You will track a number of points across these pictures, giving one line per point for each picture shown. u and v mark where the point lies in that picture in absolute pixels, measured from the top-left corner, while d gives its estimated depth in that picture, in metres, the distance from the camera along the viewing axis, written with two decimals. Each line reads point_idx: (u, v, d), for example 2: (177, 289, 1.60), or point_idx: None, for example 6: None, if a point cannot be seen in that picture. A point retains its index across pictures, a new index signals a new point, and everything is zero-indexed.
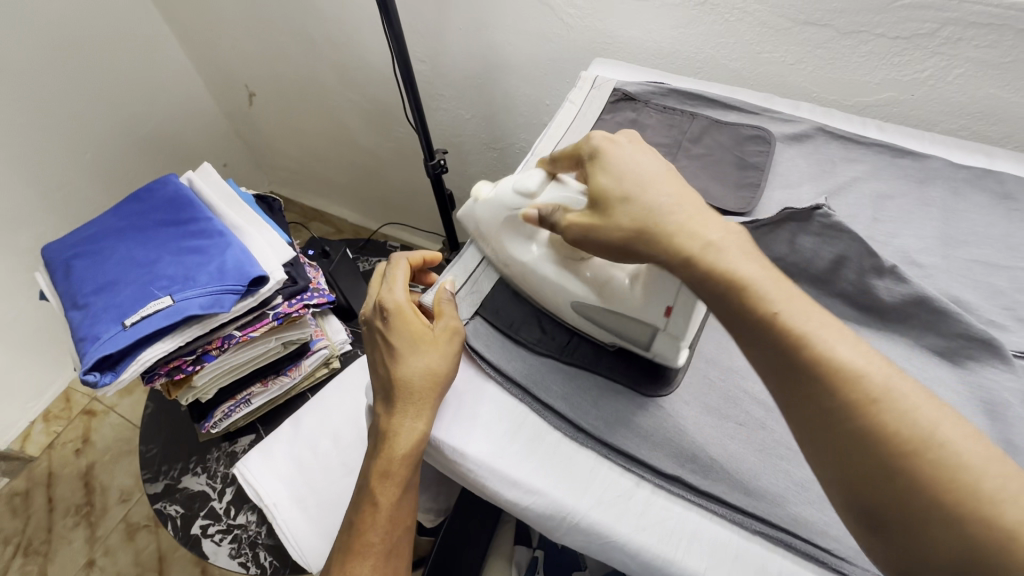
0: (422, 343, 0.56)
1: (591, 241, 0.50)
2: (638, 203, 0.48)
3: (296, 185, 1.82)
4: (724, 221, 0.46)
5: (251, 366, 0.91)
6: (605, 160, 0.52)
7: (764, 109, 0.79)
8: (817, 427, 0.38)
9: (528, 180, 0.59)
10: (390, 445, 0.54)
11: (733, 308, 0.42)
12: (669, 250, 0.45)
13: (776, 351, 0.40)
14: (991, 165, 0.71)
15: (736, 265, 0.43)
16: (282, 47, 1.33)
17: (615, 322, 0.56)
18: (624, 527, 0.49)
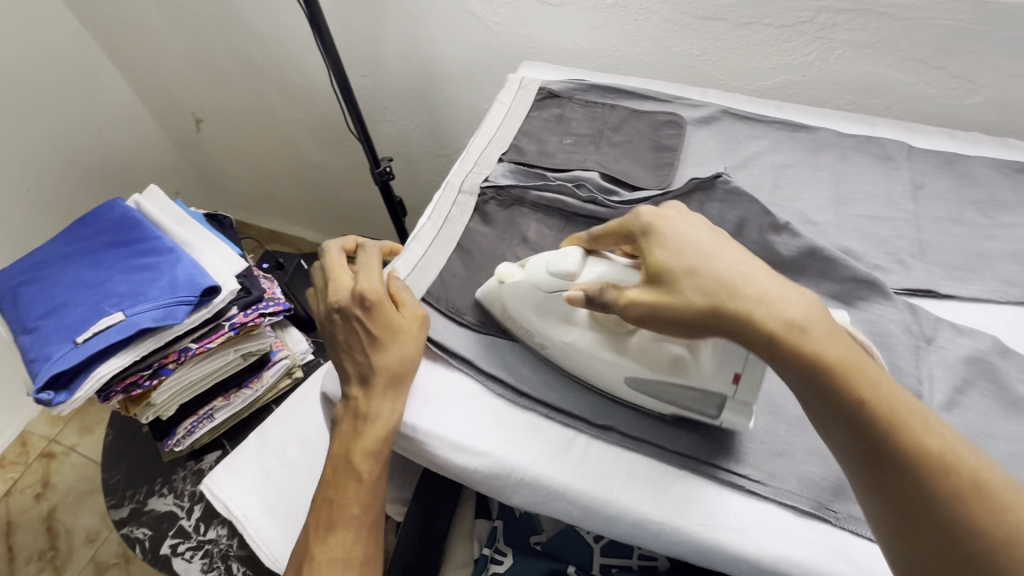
0: (399, 332, 0.58)
1: (661, 320, 0.45)
2: (709, 275, 0.44)
3: (251, 208, 1.82)
4: (800, 293, 0.43)
5: (211, 380, 0.92)
6: (661, 236, 0.48)
7: (676, 98, 0.86)
8: (904, 518, 0.37)
9: (563, 257, 0.55)
10: (371, 428, 0.56)
11: (821, 396, 0.40)
12: (749, 334, 0.41)
13: (857, 432, 0.39)
14: (874, 132, 0.80)
15: (824, 349, 0.40)
16: (227, 71, 1.36)
17: (673, 392, 0.54)
18: (565, 475, 0.54)
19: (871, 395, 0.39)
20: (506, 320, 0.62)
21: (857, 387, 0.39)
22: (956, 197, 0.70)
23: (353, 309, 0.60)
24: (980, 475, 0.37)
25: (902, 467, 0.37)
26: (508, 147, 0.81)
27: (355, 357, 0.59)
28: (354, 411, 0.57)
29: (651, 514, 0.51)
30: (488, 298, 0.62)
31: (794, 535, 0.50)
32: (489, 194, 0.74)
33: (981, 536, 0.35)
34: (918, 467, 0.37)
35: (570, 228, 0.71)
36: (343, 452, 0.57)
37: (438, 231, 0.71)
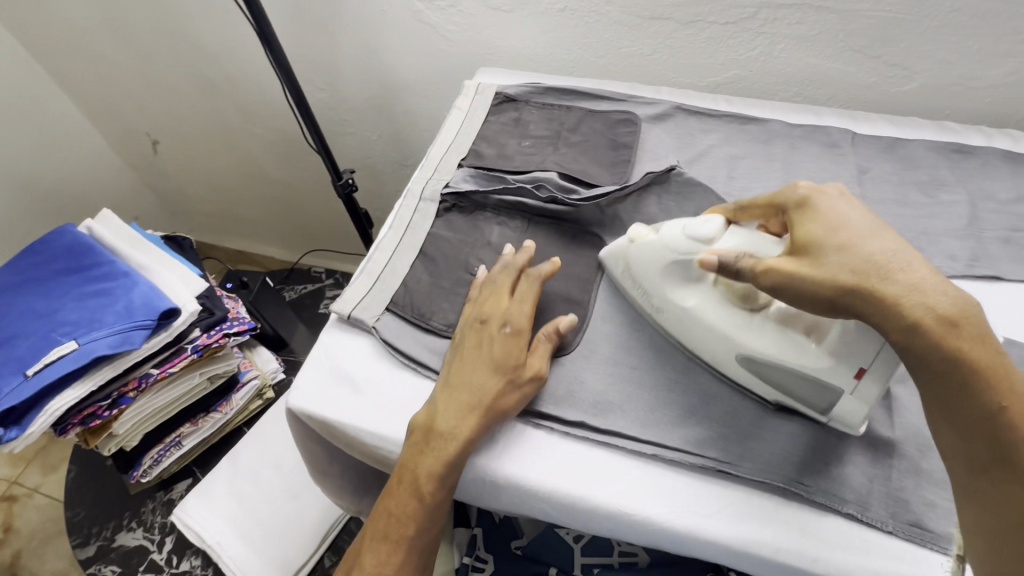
0: (516, 373, 0.55)
1: (790, 290, 0.46)
2: (857, 256, 0.43)
3: (215, 229, 1.78)
4: (955, 289, 0.41)
5: (177, 407, 0.89)
6: (817, 212, 0.48)
7: (631, 96, 0.88)
8: (1007, 514, 0.37)
9: (704, 223, 0.54)
10: (447, 450, 0.52)
11: (948, 389, 0.39)
12: (886, 316, 0.41)
13: (979, 425, 0.38)
14: (820, 121, 0.82)
15: (970, 347, 0.39)
16: (181, 91, 1.33)
17: (790, 379, 0.52)
18: (537, 474, 0.53)
19: (1011, 399, 0.38)
20: (629, 285, 0.61)
21: (994, 389, 0.38)
22: (899, 179, 0.73)
23: (475, 321, 0.58)
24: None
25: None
26: (468, 152, 0.81)
27: (455, 370, 0.56)
28: (426, 424, 0.54)
29: (621, 507, 0.51)
30: (612, 257, 0.63)
31: (763, 514, 0.50)
32: (449, 201, 0.74)
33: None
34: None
35: (533, 229, 0.71)
36: (410, 467, 0.53)
37: (401, 240, 0.70)
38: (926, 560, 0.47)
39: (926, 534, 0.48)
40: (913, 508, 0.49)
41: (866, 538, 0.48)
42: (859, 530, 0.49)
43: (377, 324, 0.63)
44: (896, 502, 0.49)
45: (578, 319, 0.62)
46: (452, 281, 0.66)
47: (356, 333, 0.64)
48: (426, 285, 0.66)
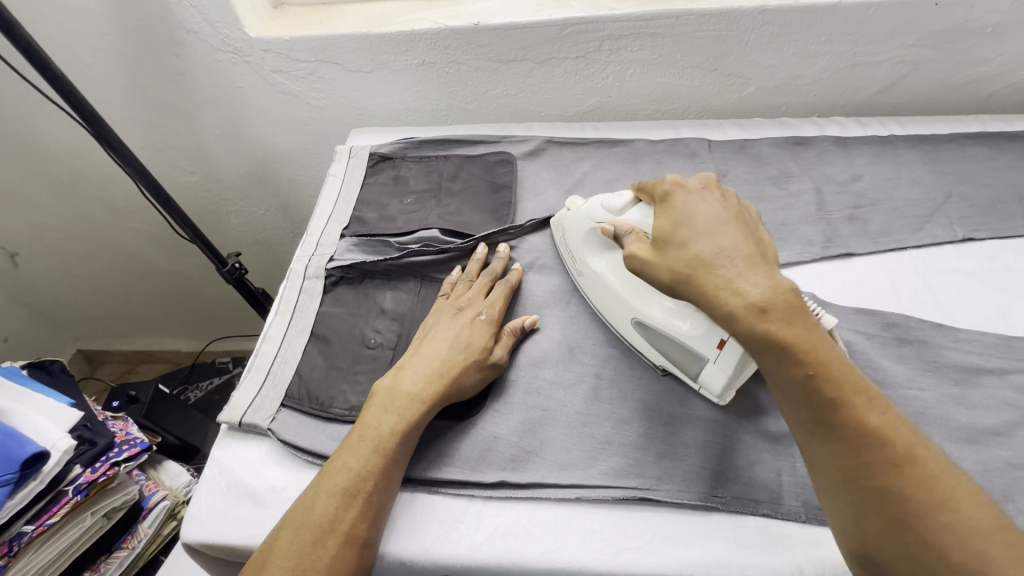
0: (482, 354, 0.58)
1: (645, 278, 0.50)
2: (689, 253, 0.46)
3: (103, 334, 1.61)
4: (769, 275, 0.44)
5: (67, 558, 0.78)
6: (670, 207, 0.51)
7: (503, 137, 0.90)
8: (836, 469, 0.42)
9: (620, 196, 0.60)
10: (410, 410, 0.54)
11: (779, 360, 0.42)
12: (713, 301, 0.44)
13: (803, 397, 0.42)
14: (678, 135, 0.89)
15: (779, 331, 0.42)
16: (32, 200, 1.20)
17: (667, 342, 0.57)
18: (464, 547, 0.51)
19: (822, 368, 0.42)
20: (563, 245, 0.68)
21: (803, 361, 0.42)
22: (755, 176, 0.80)
23: (452, 308, 0.62)
24: (912, 451, 0.40)
25: (841, 431, 0.41)
26: (349, 220, 0.78)
27: (426, 345, 0.59)
28: (390, 391, 0.55)
29: (555, 562, 0.50)
30: (556, 226, 0.71)
31: (688, 533, 0.51)
32: (336, 274, 0.70)
33: (899, 499, 0.39)
34: (854, 434, 0.41)
35: (427, 288, 0.69)
36: (372, 430, 0.52)
37: (288, 330, 0.66)
38: None
39: None
40: None
41: (785, 532, 0.50)
42: (780, 526, 0.51)
43: (273, 425, 0.58)
44: (802, 489, 0.52)
45: None
46: (349, 360, 0.63)
47: (252, 439, 0.59)
48: (323, 371, 0.62)
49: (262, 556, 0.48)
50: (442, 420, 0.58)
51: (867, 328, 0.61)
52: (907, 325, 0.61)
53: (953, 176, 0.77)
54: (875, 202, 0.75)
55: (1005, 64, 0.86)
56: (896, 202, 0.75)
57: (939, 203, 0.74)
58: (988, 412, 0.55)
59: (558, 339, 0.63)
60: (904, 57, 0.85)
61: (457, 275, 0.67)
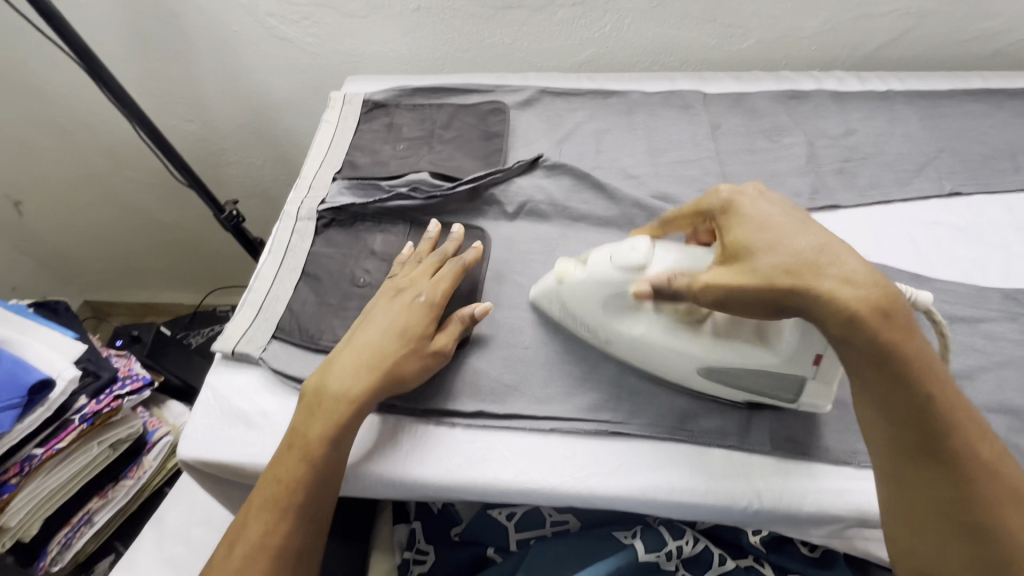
0: (419, 346, 0.55)
1: (732, 305, 0.46)
2: (790, 254, 0.44)
3: (104, 285, 1.62)
4: (879, 281, 0.43)
5: (76, 483, 0.83)
6: (744, 214, 0.49)
7: (498, 86, 0.89)
8: (941, 498, 0.40)
9: (631, 250, 0.53)
10: (345, 401, 0.52)
11: (896, 374, 0.41)
12: (826, 309, 0.42)
13: (910, 415, 0.41)
14: (674, 87, 0.88)
15: (906, 342, 0.41)
16: (34, 146, 1.21)
17: (755, 380, 0.52)
18: (442, 470, 0.54)
19: (936, 388, 0.41)
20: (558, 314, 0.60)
21: (921, 380, 0.41)
22: (748, 129, 0.79)
23: (393, 289, 0.60)
24: (1016, 488, 0.40)
25: (951, 459, 0.40)
26: (342, 164, 0.79)
27: (361, 332, 0.56)
28: (317, 387, 0.54)
29: (528, 483, 0.53)
30: (543, 299, 0.61)
31: (657, 460, 0.53)
32: (328, 216, 0.72)
33: (998, 535, 0.39)
34: (966, 460, 0.40)
35: (415, 232, 0.70)
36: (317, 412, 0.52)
37: (280, 267, 0.68)
38: (804, 470, 0.53)
39: (798, 446, 0.53)
40: (785, 425, 0.54)
41: (747, 462, 0.53)
42: (745, 456, 0.53)
43: (265, 354, 0.61)
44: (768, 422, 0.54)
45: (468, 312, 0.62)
46: (338, 297, 0.65)
47: (245, 367, 0.62)
48: (312, 309, 0.65)
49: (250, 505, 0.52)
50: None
51: None
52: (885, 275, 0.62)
53: (948, 132, 0.77)
54: (866, 155, 0.75)
55: (1011, 19, 0.84)
56: (887, 156, 0.74)
57: (930, 157, 0.74)
58: (955, 356, 0.57)
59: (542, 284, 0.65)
60: (907, 10, 0.83)
61: (407, 257, 0.64)
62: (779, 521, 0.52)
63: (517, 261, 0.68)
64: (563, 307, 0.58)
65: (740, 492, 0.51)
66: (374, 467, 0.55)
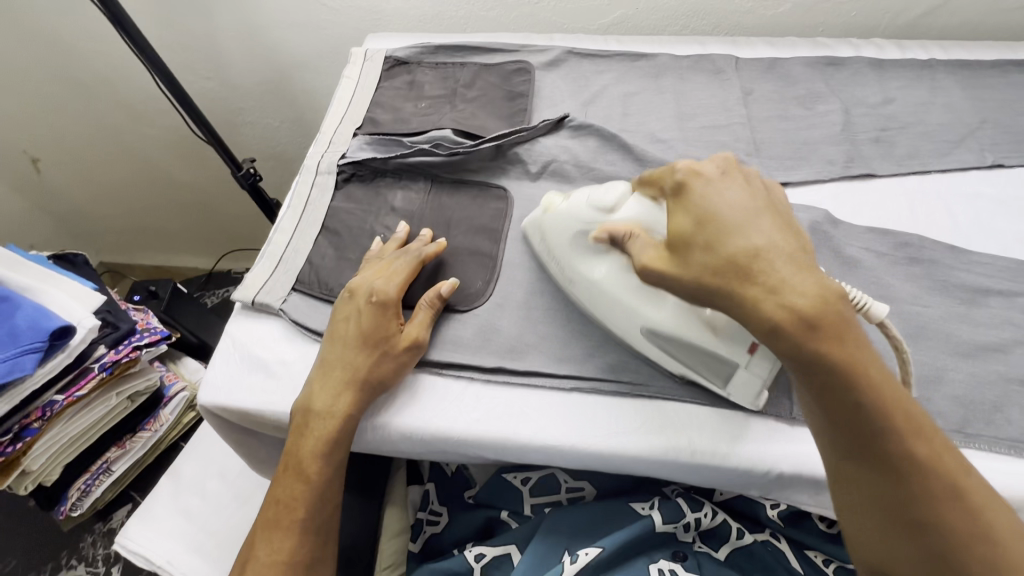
0: (388, 345, 0.53)
1: (656, 284, 0.45)
2: (719, 249, 0.40)
3: (120, 247, 1.63)
4: (811, 276, 0.39)
5: (95, 432, 0.84)
6: (690, 197, 0.44)
7: (523, 46, 0.87)
8: (873, 500, 0.38)
9: (606, 191, 0.54)
10: (330, 415, 0.51)
11: (816, 380, 0.38)
12: (754, 316, 0.39)
13: (837, 420, 0.39)
14: (705, 51, 0.85)
15: (830, 345, 0.38)
16: (51, 101, 1.21)
17: (687, 353, 0.52)
18: (461, 423, 0.54)
19: (866, 393, 0.38)
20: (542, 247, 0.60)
21: (853, 384, 0.38)
22: (781, 95, 0.77)
23: (346, 299, 0.56)
24: (963, 484, 0.37)
25: (883, 462, 0.38)
26: (363, 120, 0.77)
27: (326, 347, 0.54)
28: (303, 408, 0.52)
29: (547, 440, 0.52)
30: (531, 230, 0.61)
31: (677, 420, 0.53)
32: (348, 170, 0.71)
33: (946, 539, 0.36)
34: (901, 463, 0.37)
35: (437, 189, 0.69)
36: (302, 432, 0.51)
37: (300, 220, 0.67)
38: None
39: None
40: None
41: (771, 428, 0.52)
42: (767, 420, 0.53)
43: (284, 305, 0.61)
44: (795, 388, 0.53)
45: (488, 270, 0.62)
46: (359, 252, 0.65)
47: (264, 318, 0.62)
48: (332, 262, 0.64)
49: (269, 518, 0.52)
50: (446, 310, 0.59)
51: (879, 247, 0.61)
52: (920, 246, 0.60)
53: (992, 103, 0.74)
54: (905, 125, 0.72)
55: None
56: (927, 126, 0.72)
57: (972, 128, 0.71)
58: (991, 329, 0.55)
59: None
60: None
61: (372, 257, 0.61)
62: (801, 487, 0.51)
63: None
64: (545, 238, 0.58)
65: (762, 455, 0.51)
66: (393, 422, 0.54)
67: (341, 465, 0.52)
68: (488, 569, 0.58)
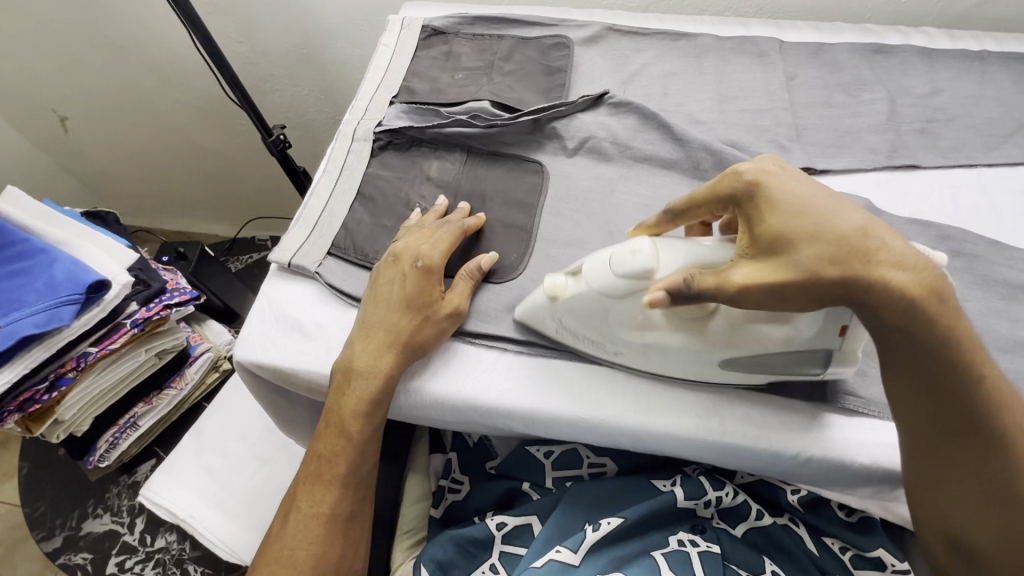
0: (433, 313, 0.54)
1: (772, 302, 0.40)
2: (838, 236, 0.38)
3: (144, 210, 1.65)
4: (918, 257, 0.39)
5: (124, 386, 0.86)
6: (775, 190, 0.41)
7: (563, 21, 0.85)
8: (970, 478, 0.40)
9: (632, 252, 0.45)
10: (376, 373, 0.52)
11: (940, 364, 0.39)
12: (883, 303, 0.38)
13: (950, 406, 0.40)
14: (748, 32, 0.83)
15: (955, 323, 0.38)
16: (81, 60, 1.21)
17: (774, 365, 0.48)
18: (494, 392, 0.54)
19: (978, 370, 0.39)
20: (551, 326, 0.53)
21: (971, 364, 0.39)
22: (825, 82, 0.75)
23: (393, 263, 0.56)
24: None
25: (991, 440, 0.39)
26: (399, 89, 0.77)
27: (372, 310, 0.54)
28: (345, 367, 0.53)
29: (575, 414, 0.53)
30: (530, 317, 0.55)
31: (706, 400, 0.53)
32: (384, 138, 0.70)
33: None
34: (1006, 441, 0.39)
35: (473, 161, 0.69)
36: (346, 394, 0.52)
37: (336, 185, 0.67)
38: (859, 424, 0.52)
39: (857, 401, 0.52)
40: (845, 379, 0.53)
41: (803, 412, 0.52)
42: (798, 405, 0.53)
43: (320, 269, 0.61)
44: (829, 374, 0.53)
45: (523, 244, 0.62)
46: (394, 220, 0.65)
47: (299, 281, 0.62)
48: (367, 229, 0.64)
49: (312, 471, 0.53)
50: (482, 281, 0.59)
51: (920, 239, 0.60)
52: (962, 239, 0.59)
53: None
54: (951, 117, 0.70)
55: None
56: (974, 119, 0.70)
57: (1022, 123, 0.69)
58: None
59: (600, 222, 0.64)
60: None
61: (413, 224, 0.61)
62: (829, 472, 0.52)
63: (576, 199, 0.66)
64: (556, 319, 0.52)
65: (792, 438, 0.51)
66: (427, 391, 0.55)
67: (380, 425, 0.54)
68: (510, 538, 0.58)
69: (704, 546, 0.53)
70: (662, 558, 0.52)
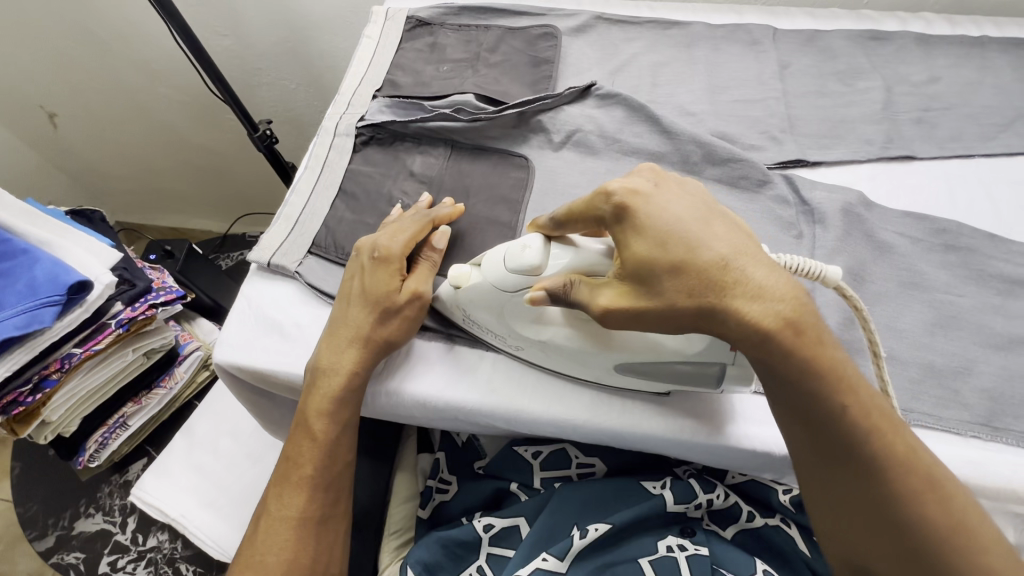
0: (394, 305, 0.52)
1: (643, 325, 0.39)
2: (692, 262, 0.36)
3: (136, 207, 1.63)
4: (779, 280, 0.36)
5: (112, 386, 0.85)
6: (642, 214, 0.39)
7: (550, 10, 0.83)
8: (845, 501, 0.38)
9: (524, 249, 0.45)
10: (343, 372, 0.51)
11: (811, 386, 0.37)
12: (735, 328, 0.36)
13: (819, 430, 0.38)
14: (741, 20, 0.81)
15: (815, 350, 0.36)
16: (66, 55, 1.19)
17: (671, 372, 0.47)
18: (476, 392, 0.53)
19: (847, 394, 0.37)
20: (456, 312, 0.53)
21: (838, 389, 0.37)
22: (820, 70, 0.73)
23: (356, 258, 0.55)
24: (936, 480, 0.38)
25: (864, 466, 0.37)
26: (383, 82, 0.75)
27: (335, 309, 0.54)
28: (314, 366, 0.52)
29: (557, 414, 0.52)
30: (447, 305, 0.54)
31: (692, 401, 0.52)
32: (366, 133, 0.69)
33: (911, 531, 0.37)
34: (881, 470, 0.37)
35: (457, 156, 0.67)
36: (318, 394, 0.51)
37: (316, 182, 0.66)
38: None
39: None
40: None
41: None
42: None
43: (300, 268, 0.60)
44: None
45: (507, 241, 0.60)
46: (376, 217, 0.63)
47: (280, 280, 0.61)
48: (348, 227, 0.63)
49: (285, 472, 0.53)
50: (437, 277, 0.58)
51: (913, 233, 0.58)
52: (958, 233, 0.58)
53: None
54: (949, 106, 0.68)
55: None
56: (973, 108, 0.68)
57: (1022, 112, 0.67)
58: None
59: None
60: None
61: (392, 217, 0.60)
62: None
63: (562, 194, 0.64)
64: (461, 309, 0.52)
65: (766, 439, 0.50)
66: (408, 393, 0.54)
67: (354, 423, 0.53)
68: (497, 540, 0.57)
69: (692, 550, 0.53)
70: (649, 565, 0.52)
